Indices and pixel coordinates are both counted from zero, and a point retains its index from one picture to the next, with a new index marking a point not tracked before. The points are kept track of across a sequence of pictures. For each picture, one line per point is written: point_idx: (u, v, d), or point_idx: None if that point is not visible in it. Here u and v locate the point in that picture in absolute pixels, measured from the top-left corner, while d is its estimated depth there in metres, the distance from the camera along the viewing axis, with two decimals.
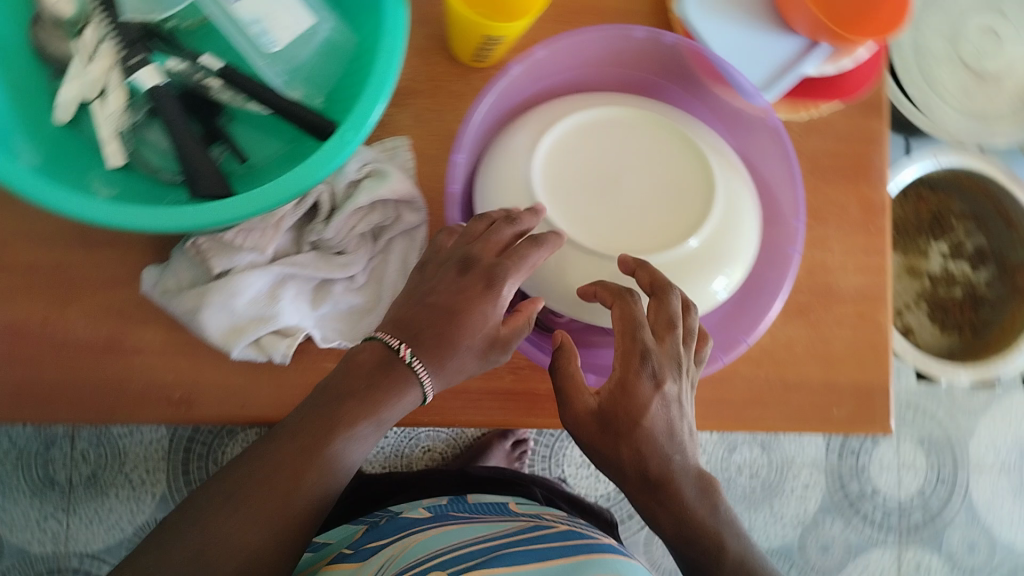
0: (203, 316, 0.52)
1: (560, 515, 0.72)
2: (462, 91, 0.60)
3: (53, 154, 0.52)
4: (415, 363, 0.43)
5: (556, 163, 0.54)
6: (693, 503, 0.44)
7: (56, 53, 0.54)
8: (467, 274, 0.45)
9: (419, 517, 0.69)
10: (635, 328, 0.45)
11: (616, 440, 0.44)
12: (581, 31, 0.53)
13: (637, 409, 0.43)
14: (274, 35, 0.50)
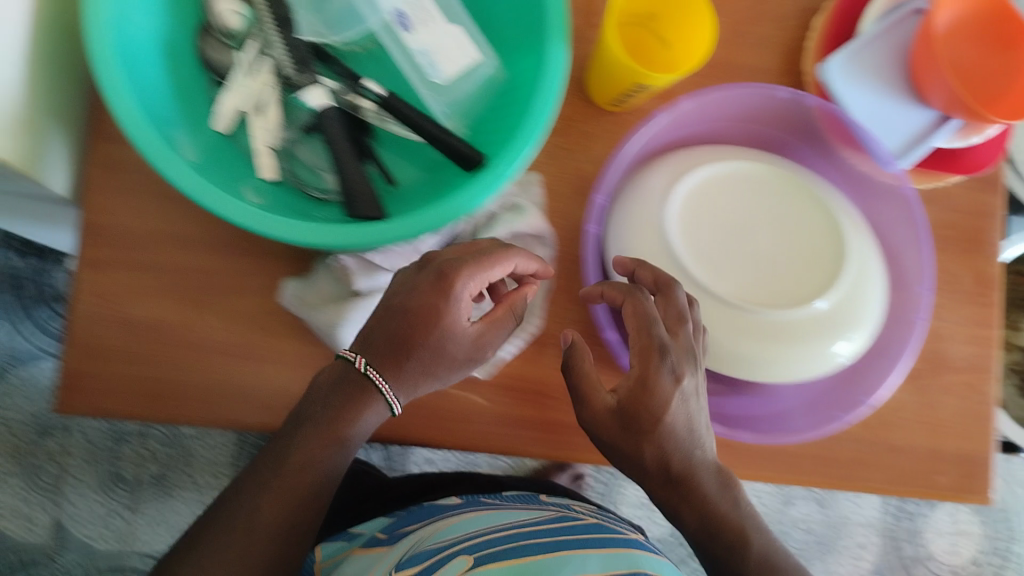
0: (341, 333, 0.53)
1: (589, 508, 0.72)
2: (594, 132, 0.61)
3: (211, 156, 0.54)
4: (370, 371, 0.47)
5: (692, 210, 0.55)
6: (716, 498, 0.48)
7: (218, 62, 0.55)
8: (423, 271, 0.48)
9: (450, 504, 0.70)
10: (649, 325, 0.48)
11: (638, 439, 0.47)
12: (727, 86, 0.55)
13: (655, 405, 0.46)
14: (440, 67, 0.51)
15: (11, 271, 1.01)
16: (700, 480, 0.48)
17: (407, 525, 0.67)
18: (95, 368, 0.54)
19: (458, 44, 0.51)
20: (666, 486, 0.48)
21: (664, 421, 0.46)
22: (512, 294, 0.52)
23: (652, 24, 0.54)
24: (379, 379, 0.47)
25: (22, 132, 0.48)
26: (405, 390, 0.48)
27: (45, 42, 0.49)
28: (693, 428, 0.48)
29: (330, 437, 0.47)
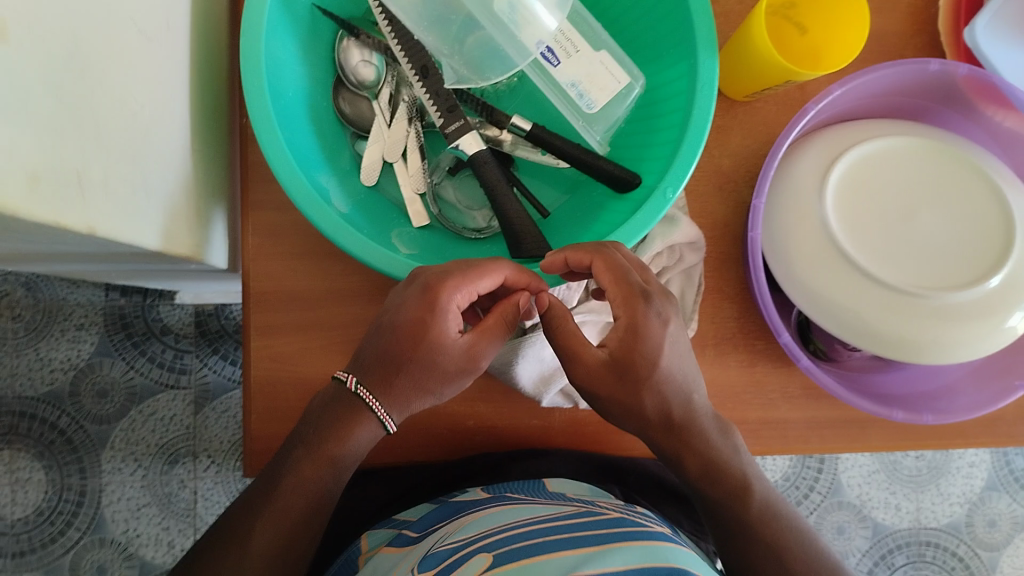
0: (517, 371, 0.53)
1: (622, 505, 0.54)
2: (728, 126, 0.58)
3: (369, 209, 0.53)
4: (362, 392, 0.44)
5: (849, 197, 0.54)
6: (717, 443, 0.48)
7: (355, 114, 0.55)
8: (411, 284, 0.44)
9: (475, 499, 0.55)
10: (628, 275, 0.45)
11: (636, 387, 0.45)
12: (875, 67, 0.54)
13: (650, 350, 0.45)
14: (591, 96, 0.51)
15: (116, 311, 1.02)
16: (702, 427, 0.48)
17: (440, 520, 0.54)
18: (276, 431, 0.54)
19: (607, 70, 0.51)
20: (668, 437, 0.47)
21: (660, 365, 0.45)
22: (507, 301, 0.46)
23: (790, 12, 0.53)
24: (369, 396, 0.44)
25: (185, 215, 0.46)
26: (400, 407, 0.45)
27: (195, 123, 0.48)
28: (683, 371, 0.47)
29: (325, 458, 0.44)
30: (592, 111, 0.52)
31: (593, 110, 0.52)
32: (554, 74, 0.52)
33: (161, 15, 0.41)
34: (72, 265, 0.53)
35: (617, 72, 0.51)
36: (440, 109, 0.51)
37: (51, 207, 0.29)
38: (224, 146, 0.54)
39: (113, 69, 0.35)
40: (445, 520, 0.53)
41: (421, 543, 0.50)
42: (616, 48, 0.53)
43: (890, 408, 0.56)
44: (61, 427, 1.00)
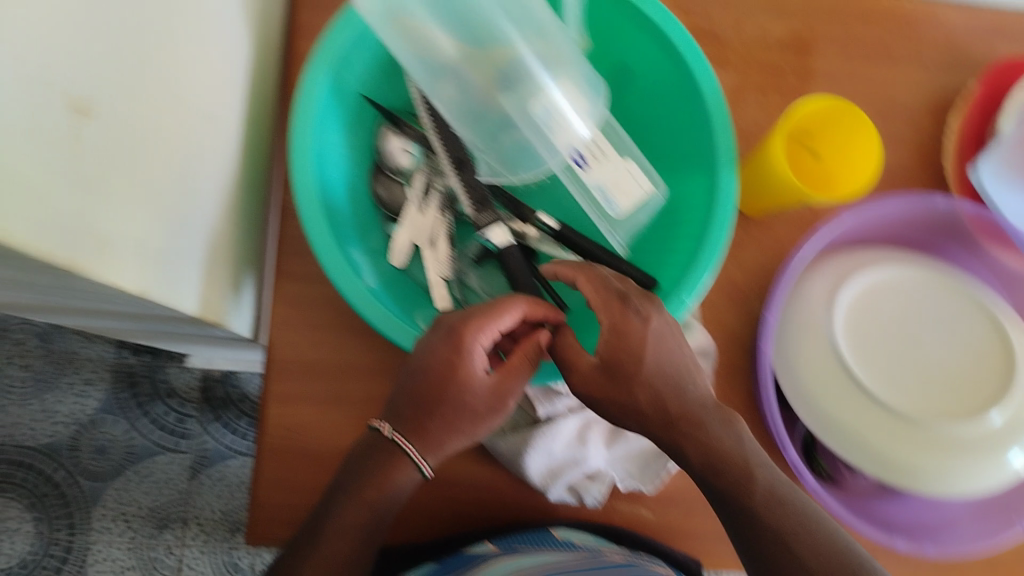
0: (525, 460, 0.54)
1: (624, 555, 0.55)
2: (742, 239, 0.61)
3: (395, 289, 0.55)
4: (396, 437, 0.46)
5: (856, 320, 0.56)
6: (716, 433, 0.44)
7: (389, 197, 0.58)
8: (435, 329, 0.46)
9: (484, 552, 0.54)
10: (608, 283, 0.47)
11: (629, 384, 0.45)
12: (884, 199, 0.57)
13: (632, 345, 0.45)
14: (616, 199, 0.54)
15: (126, 369, 1.02)
16: (699, 418, 0.45)
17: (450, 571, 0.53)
18: (282, 500, 0.55)
19: (632, 177, 0.54)
20: (668, 432, 0.45)
21: (648, 359, 0.45)
22: (529, 338, 0.46)
23: (806, 138, 0.56)
24: (406, 444, 0.46)
25: (220, 282, 0.47)
26: (434, 453, 0.46)
27: (239, 196, 0.50)
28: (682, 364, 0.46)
29: (364, 503, 0.46)
30: (615, 212, 0.54)
31: (616, 211, 0.54)
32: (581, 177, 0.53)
33: (219, 99, 0.45)
34: (104, 320, 0.55)
35: (640, 178, 0.54)
36: (471, 201, 0.55)
37: (115, 268, 0.31)
38: (260, 220, 0.57)
39: (176, 145, 0.38)
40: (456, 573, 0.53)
41: None
42: (643, 160, 0.56)
43: (892, 534, 0.56)
44: (57, 480, 0.99)
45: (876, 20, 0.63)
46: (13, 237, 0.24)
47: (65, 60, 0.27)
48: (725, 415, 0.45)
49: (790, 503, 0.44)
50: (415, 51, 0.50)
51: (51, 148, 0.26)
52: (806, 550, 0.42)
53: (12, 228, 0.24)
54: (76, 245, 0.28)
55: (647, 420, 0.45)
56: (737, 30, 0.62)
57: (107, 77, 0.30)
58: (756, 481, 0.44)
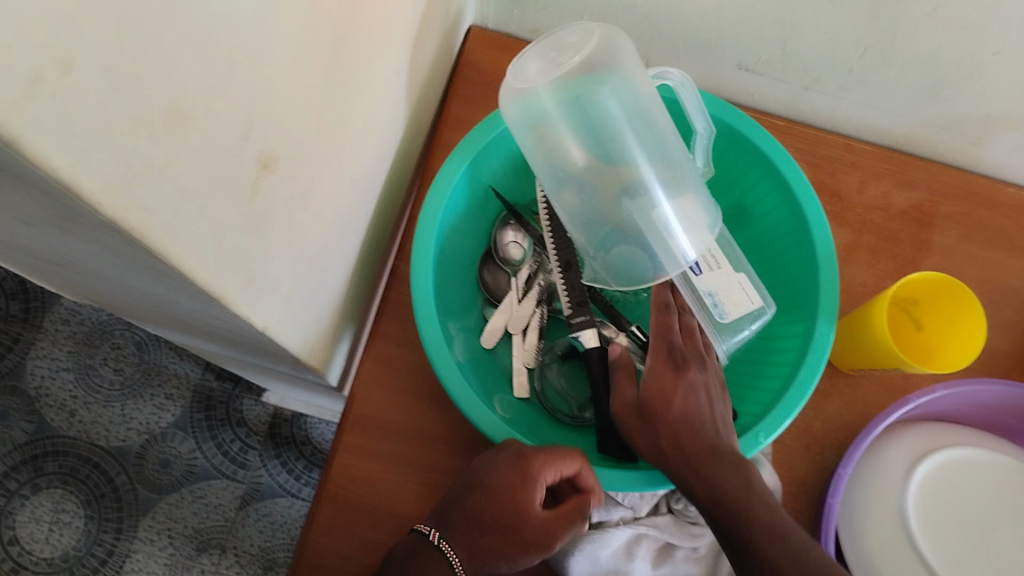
0: (570, 562, 0.54)
1: None
2: (827, 390, 0.61)
3: (483, 367, 0.57)
4: (443, 545, 0.45)
5: (930, 496, 0.55)
6: (725, 475, 0.43)
7: (493, 284, 0.61)
8: (502, 451, 0.48)
9: None
10: (667, 330, 0.53)
11: (652, 421, 0.48)
12: (980, 381, 0.56)
13: (664, 390, 0.48)
14: (726, 308, 0.54)
15: (205, 392, 1.07)
16: (712, 457, 0.45)
17: None
18: (329, 549, 0.56)
19: (744, 291, 0.55)
20: (680, 466, 0.45)
21: (676, 404, 0.47)
22: (586, 492, 0.48)
23: (913, 307, 0.57)
24: (451, 550, 0.45)
25: (327, 328, 0.50)
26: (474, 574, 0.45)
27: (362, 254, 0.54)
28: (707, 419, 0.47)
29: None
30: (723, 320, 0.55)
31: (724, 319, 0.55)
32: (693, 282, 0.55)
33: (370, 167, 0.49)
34: (211, 342, 0.59)
35: (752, 293, 0.55)
36: (572, 301, 0.57)
37: (252, 304, 0.34)
38: (373, 280, 0.60)
39: (326, 206, 0.42)
40: None
41: None
42: (755, 278, 0.58)
43: None
44: (117, 484, 1.02)
45: (1000, 209, 0.64)
46: (189, 264, 0.27)
47: (265, 123, 0.31)
48: (739, 463, 0.44)
49: (793, 537, 0.40)
50: (546, 157, 0.53)
51: (235, 194, 0.29)
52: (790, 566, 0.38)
53: (190, 258, 0.27)
54: (228, 278, 0.31)
55: (663, 456, 0.46)
56: (858, 192, 0.64)
57: (291, 140, 0.34)
58: (754, 513, 0.41)
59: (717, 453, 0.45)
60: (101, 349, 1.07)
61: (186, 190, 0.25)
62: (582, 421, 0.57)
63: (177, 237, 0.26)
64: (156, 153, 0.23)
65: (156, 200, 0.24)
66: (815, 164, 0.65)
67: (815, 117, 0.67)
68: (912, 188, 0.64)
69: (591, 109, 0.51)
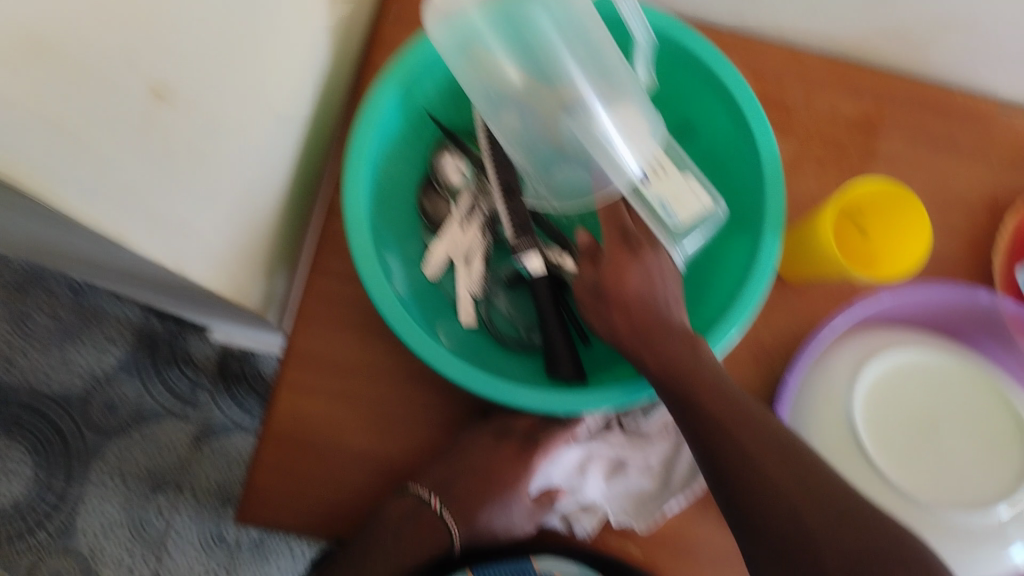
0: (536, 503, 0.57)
1: None
2: (776, 303, 0.61)
3: (427, 299, 0.56)
4: (442, 511, 0.57)
5: (875, 400, 0.55)
6: (674, 348, 0.43)
7: (433, 212, 0.58)
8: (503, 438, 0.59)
9: None
10: (616, 211, 0.52)
11: (607, 304, 0.47)
12: (921, 285, 0.57)
13: (618, 272, 0.47)
14: (677, 213, 0.52)
15: (148, 333, 1.02)
16: (664, 332, 0.44)
17: None
18: (279, 487, 0.55)
19: (693, 193, 0.52)
20: (635, 346, 0.44)
21: (630, 284, 0.47)
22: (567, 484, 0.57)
23: (858, 216, 0.56)
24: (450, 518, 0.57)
25: (254, 264, 0.48)
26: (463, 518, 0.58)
27: (290, 187, 0.51)
28: (661, 294, 0.46)
29: None
30: (674, 227, 0.52)
31: (675, 226, 0.52)
32: (641, 193, 0.52)
33: (290, 95, 0.46)
34: (140, 285, 0.56)
35: (702, 194, 0.52)
36: (514, 227, 0.55)
37: (156, 245, 0.33)
38: (306, 213, 0.58)
39: (236, 139, 0.39)
40: None
41: None
42: (701, 177, 0.55)
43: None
44: (63, 429, 0.99)
45: (948, 113, 0.63)
46: (63, 199, 0.26)
47: (135, 38, 0.28)
48: (689, 336, 0.44)
49: (733, 397, 0.41)
50: (478, 78, 0.50)
51: (118, 127, 0.28)
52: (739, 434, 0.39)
53: (63, 191, 0.26)
54: (121, 215, 0.30)
55: (620, 339, 0.46)
56: (805, 102, 0.63)
57: (175, 59, 0.31)
58: (699, 372, 0.42)
59: (670, 331, 0.44)
60: (34, 295, 1.00)
61: (51, 121, 0.24)
62: (530, 348, 0.56)
63: (49, 174, 0.25)
64: (9, 85, 0.22)
65: (17, 135, 0.23)
66: (761, 76, 0.63)
67: (762, 27, 0.65)
68: (858, 95, 0.63)
69: (516, 21, 0.48)
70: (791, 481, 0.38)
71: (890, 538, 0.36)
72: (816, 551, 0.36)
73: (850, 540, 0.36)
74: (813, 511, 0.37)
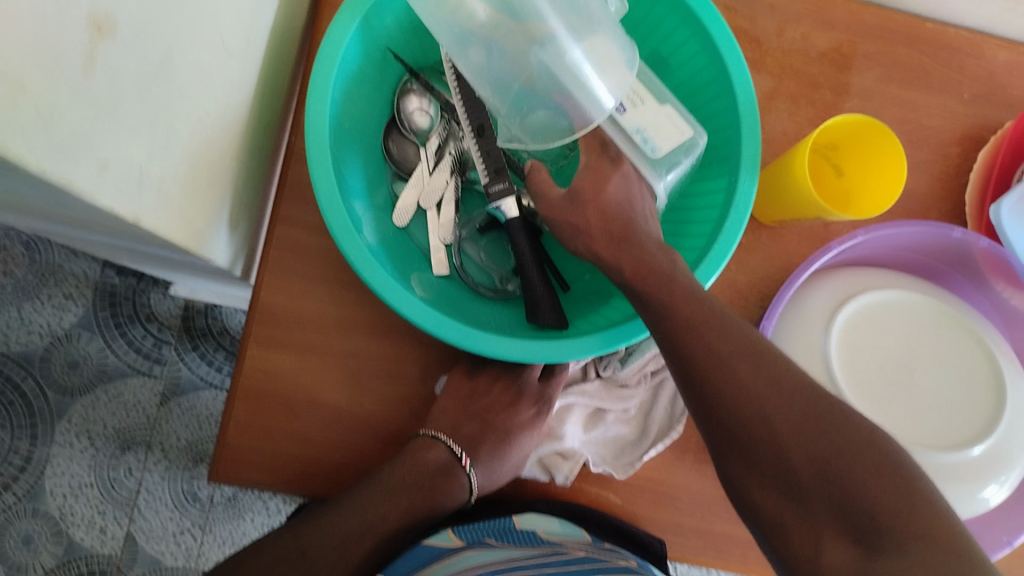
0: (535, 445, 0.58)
1: (585, 542, 0.53)
2: (750, 244, 0.60)
3: (397, 247, 0.54)
4: (467, 468, 0.56)
5: (849, 341, 0.55)
6: (653, 252, 0.43)
7: (400, 156, 0.57)
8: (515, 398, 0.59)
9: (450, 547, 0.53)
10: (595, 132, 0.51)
11: (581, 205, 0.46)
12: (899, 224, 0.56)
13: (598, 179, 0.48)
14: (657, 143, 0.50)
15: (108, 288, 0.99)
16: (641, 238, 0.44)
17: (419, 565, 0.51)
18: (250, 441, 0.54)
19: (672, 121, 0.51)
20: (610, 248, 0.44)
21: (608, 189, 0.47)
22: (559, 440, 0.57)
23: (832, 153, 0.56)
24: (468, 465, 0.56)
25: (214, 215, 0.46)
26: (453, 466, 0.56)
27: (249, 131, 0.49)
28: (636, 207, 0.47)
29: None
30: (655, 156, 0.51)
31: (656, 154, 0.51)
32: (618, 121, 0.51)
33: (243, 31, 0.43)
34: (94, 236, 0.54)
35: (682, 123, 0.51)
36: (488, 169, 0.53)
37: (107, 195, 0.31)
38: (267, 159, 0.55)
39: (187, 79, 0.37)
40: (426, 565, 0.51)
41: None
42: (680, 108, 0.53)
43: None
44: (24, 389, 0.97)
45: (920, 46, 0.62)
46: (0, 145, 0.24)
47: None
48: (664, 248, 0.43)
49: (709, 307, 0.40)
50: (441, 12, 0.49)
51: (65, 75, 0.27)
52: (715, 340, 0.38)
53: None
54: (69, 165, 0.28)
55: (593, 241, 0.45)
56: (777, 37, 0.61)
57: None
58: (677, 282, 0.41)
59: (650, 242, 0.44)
60: None
61: None
62: (507, 295, 0.55)
63: None
64: None
65: None
66: (732, 7, 0.61)
67: None
68: (830, 29, 0.61)
69: None
70: (764, 388, 0.37)
71: (860, 445, 0.35)
72: (788, 458, 0.35)
73: (820, 446, 0.35)
74: (782, 415, 0.36)
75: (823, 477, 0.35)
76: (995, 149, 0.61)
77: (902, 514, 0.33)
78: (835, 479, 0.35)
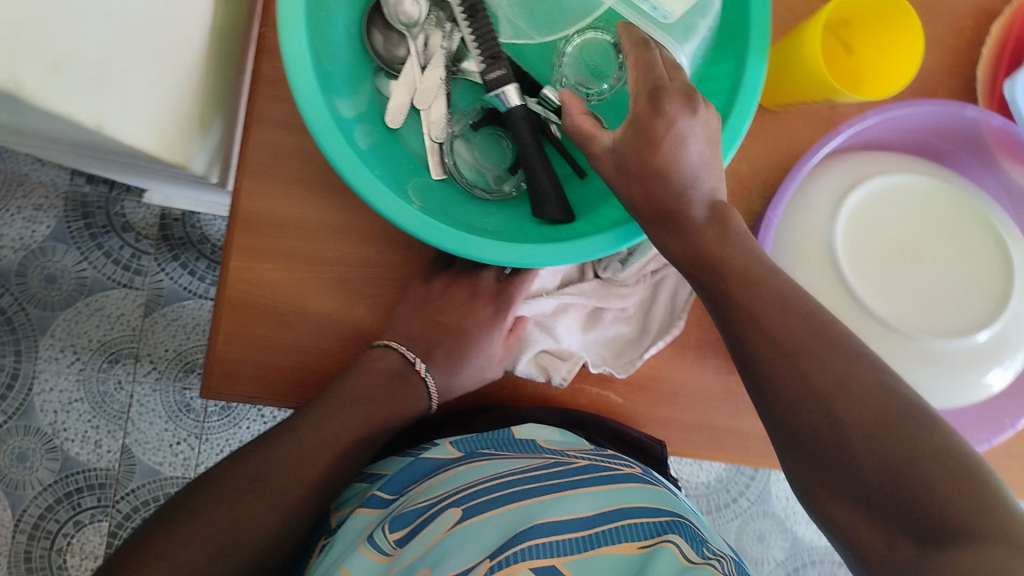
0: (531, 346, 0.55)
1: (588, 451, 0.52)
2: (753, 130, 0.57)
3: (381, 146, 0.51)
4: (426, 375, 0.55)
5: (855, 229, 0.53)
6: (700, 225, 0.42)
7: (386, 50, 0.53)
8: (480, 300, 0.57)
9: (448, 458, 0.52)
10: (649, 70, 0.42)
11: (628, 180, 0.43)
12: (910, 105, 0.53)
13: (647, 137, 0.42)
14: (667, 8, 0.49)
15: (79, 198, 0.96)
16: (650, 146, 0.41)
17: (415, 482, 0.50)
18: (242, 355, 0.52)
19: None
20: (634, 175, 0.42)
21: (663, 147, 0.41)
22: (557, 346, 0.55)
23: (842, 30, 0.52)
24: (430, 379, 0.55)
25: (182, 117, 0.43)
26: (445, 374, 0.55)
27: (215, 23, 0.45)
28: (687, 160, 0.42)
29: None
30: (669, 21, 0.50)
31: (669, 19, 0.50)
32: None
33: None
34: (59, 145, 0.50)
35: None
36: (483, 56, 0.50)
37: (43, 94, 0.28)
38: (236, 53, 0.51)
39: None
40: (422, 481, 0.50)
41: (392, 506, 0.48)
42: None
43: None
44: (3, 306, 0.95)
45: None
46: None
47: None
48: (717, 212, 0.43)
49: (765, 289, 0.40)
50: None
51: None
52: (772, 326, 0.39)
53: None
54: None
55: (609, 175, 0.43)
56: None
57: None
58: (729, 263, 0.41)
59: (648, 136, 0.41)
60: None
61: None
62: (504, 196, 0.52)
63: None
64: None
65: None
66: None
67: None
68: None
69: None
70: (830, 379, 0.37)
71: (936, 451, 0.33)
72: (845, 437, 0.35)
73: (890, 449, 0.34)
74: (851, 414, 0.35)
75: (885, 469, 0.34)
76: (1009, 20, 0.57)
77: (973, 514, 0.31)
78: (902, 480, 0.33)
